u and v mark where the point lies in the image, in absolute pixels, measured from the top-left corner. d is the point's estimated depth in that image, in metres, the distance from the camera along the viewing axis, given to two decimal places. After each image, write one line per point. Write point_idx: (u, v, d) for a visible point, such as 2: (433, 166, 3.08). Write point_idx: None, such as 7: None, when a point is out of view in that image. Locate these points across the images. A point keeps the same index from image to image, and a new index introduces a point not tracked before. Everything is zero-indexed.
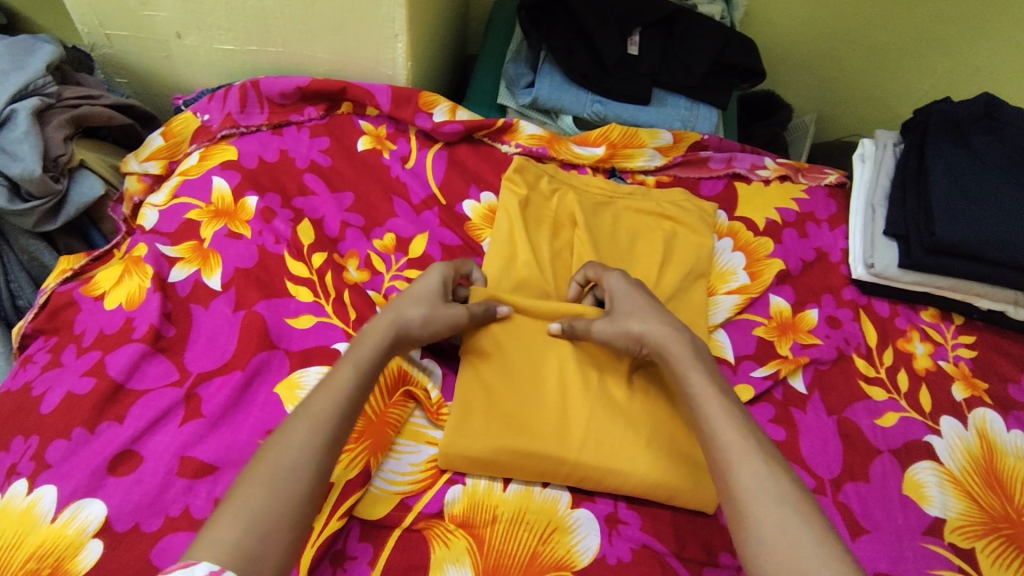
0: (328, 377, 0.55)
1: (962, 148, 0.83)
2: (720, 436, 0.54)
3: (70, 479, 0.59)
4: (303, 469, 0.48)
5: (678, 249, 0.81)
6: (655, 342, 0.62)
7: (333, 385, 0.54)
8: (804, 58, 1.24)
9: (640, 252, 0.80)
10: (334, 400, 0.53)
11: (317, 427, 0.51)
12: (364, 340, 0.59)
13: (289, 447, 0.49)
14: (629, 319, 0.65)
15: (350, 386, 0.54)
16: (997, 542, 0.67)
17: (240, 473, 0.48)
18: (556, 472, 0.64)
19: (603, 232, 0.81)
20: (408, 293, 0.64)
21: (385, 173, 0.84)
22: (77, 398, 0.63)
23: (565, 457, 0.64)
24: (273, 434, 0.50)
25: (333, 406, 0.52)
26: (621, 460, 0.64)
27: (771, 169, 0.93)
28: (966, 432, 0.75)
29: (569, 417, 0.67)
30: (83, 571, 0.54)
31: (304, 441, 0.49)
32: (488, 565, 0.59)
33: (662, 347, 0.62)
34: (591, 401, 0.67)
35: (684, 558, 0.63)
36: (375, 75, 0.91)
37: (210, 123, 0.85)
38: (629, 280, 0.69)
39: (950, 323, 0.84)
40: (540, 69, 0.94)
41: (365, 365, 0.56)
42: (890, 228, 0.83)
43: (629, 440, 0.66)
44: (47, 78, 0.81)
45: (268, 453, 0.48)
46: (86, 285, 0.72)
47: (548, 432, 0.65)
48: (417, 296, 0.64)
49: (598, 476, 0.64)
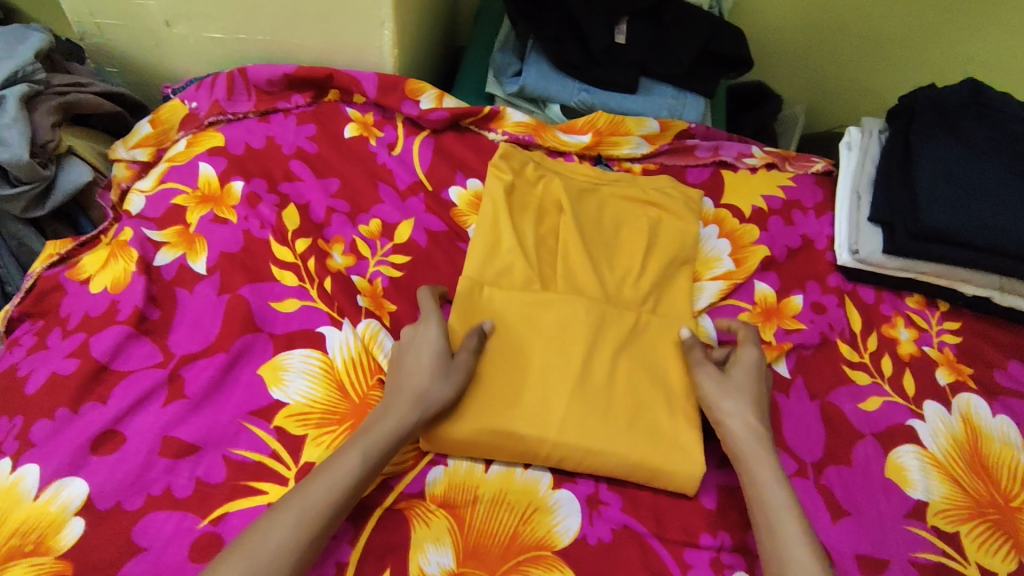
0: (332, 459, 0.55)
1: (948, 134, 0.83)
2: (785, 545, 0.55)
3: (53, 457, 0.59)
4: (280, 565, 0.49)
5: (660, 236, 0.81)
6: (737, 427, 0.63)
7: (332, 474, 0.54)
8: (794, 49, 1.24)
9: (623, 238, 0.81)
10: (327, 493, 0.53)
11: (304, 518, 0.51)
12: (381, 420, 0.59)
13: (271, 539, 0.50)
14: (728, 392, 0.65)
15: (350, 476, 0.54)
16: (979, 525, 0.67)
17: (220, 553, 0.49)
18: (537, 451, 0.64)
19: (588, 218, 0.81)
20: (419, 360, 0.63)
21: (371, 159, 0.84)
22: (61, 379, 0.64)
23: (546, 439, 0.64)
24: (256, 522, 0.51)
25: (325, 496, 0.53)
26: (602, 443, 0.64)
27: (758, 157, 0.94)
28: (950, 417, 0.75)
29: (550, 397, 0.66)
30: (65, 548, 0.55)
31: (288, 534, 0.50)
32: (468, 545, 0.60)
33: (741, 437, 0.63)
34: (571, 385, 0.67)
35: (665, 540, 0.63)
36: (363, 64, 0.91)
37: (197, 111, 0.85)
38: (761, 362, 0.68)
39: (935, 309, 0.84)
40: (527, 57, 0.94)
41: (375, 453, 0.57)
42: (874, 214, 0.83)
43: (609, 424, 0.66)
44: (36, 65, 0.82)
45: (252, 537, 0.50)
46: (73, 269, 0.73)
47: (527, 414, 0.65)
48: (438, 368, 0.63)
49: (580, 456, 0.64)
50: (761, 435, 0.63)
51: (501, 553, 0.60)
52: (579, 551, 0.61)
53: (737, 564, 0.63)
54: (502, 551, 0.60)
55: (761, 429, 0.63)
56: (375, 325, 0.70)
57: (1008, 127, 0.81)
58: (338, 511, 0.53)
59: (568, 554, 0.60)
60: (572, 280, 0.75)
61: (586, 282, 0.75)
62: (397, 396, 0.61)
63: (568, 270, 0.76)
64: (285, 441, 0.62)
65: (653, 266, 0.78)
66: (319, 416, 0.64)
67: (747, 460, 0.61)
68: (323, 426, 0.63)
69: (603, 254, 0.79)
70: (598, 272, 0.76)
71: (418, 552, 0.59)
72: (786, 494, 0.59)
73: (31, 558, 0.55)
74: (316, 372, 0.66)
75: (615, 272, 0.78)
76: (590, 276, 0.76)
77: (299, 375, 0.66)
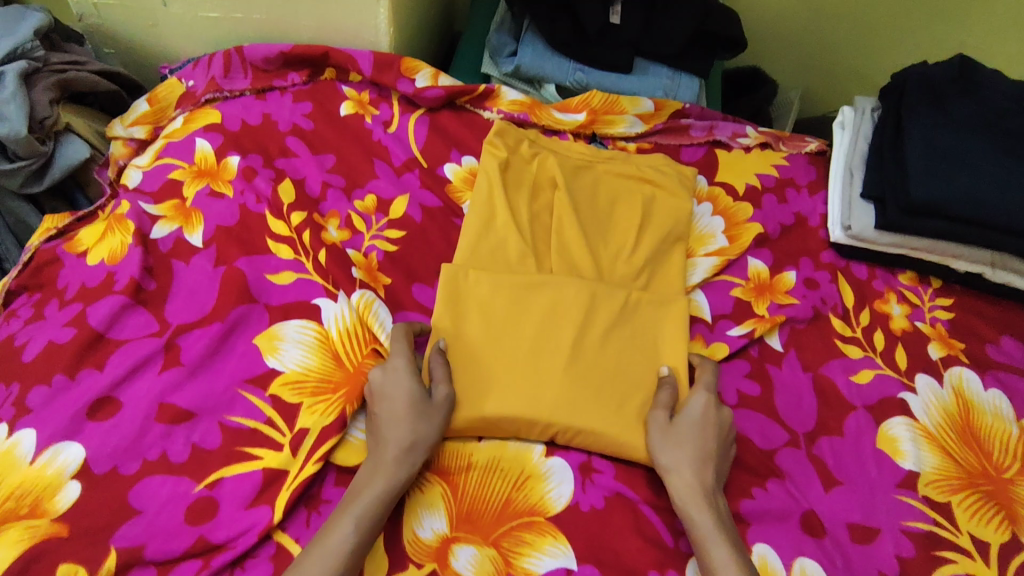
0: (323, 536, 0.53)
1: (938, 111, 0.84)
2: None
3: (50, 423, 0.60)
4: None
5: (653, 212, 0.81)
6: (678, 486, 0.60)
7: (324, 549, 0.52)
8: (790, 33, 1.24)
9: (617, 215, 0.81)
10: (320, 570, 0.51)
11: None
12: (369, 485, 0.56)
13: None
14: (676, 448, 0.62)
15: (345, 548, 0.52)
16: (970, 496, 0.68)
17: None
18: (526, 428, 0.64)
19: (583, 195, 0.81)
20: (396, 407, 0.60)
21: (367, 136, 0.85)
22: (58, 347, 0.64)
23: (539, 417, 0.63)
24: None
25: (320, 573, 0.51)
26: (592, 417, 0.64)
27: (753, 137, 0.94)
28: (942, 390, 0.75)
29: (540, 377, 0.66)
30: (61, 511, 0.56)
31: None
32: (462, 510, 0.61)
33: (683, 495, 0.60)
34: (563, 363, 0.66)
35: (657, 507, 0.64)
36: (359, 43, 0.92)
37: (194, 89, 0.86)
38: (716, 408, 0.64)
39: (927, 286, 0.85)
40: (522, 38, 0.94)
41: (367, 520, 0.54)
42: (866, 191, 0.83)
43: (600, 401, 0.65)
44: (35, 43, 0.82)
45: None
46: (70, 242, 0.74)
47: (522, 389, 0.65)
48: (415, 411, 0.60)
49: (570, 433, 0.64)
50: (705, 490, 0.60)
51: (495, 518, 0.60)
52: (572, 518, 0.61)
53: None
54: (496, 516, 0.61)
55: (707, 486, 0.60)
56: (369, 295, 0.70)
57: (995, 103, 0.83)
58: None
59: (561, 520, 0.61)
60: (567, 254, 0.76)
61: (580, 256, 0.76)
62: (383, 453, 0.58)
63: (563, 245, 0.77)
64: (280, 409, 0.63)
65: (646, 245, 0.78)
66: (315, 383, 0.64)
67: (691, 517, 0.59)
68: (318, 394, 0.64)
69: (594, 234, 0.79)
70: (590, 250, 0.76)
71: (412, 516, 0.60)
72: (733, 557, 0.56)
73: (27, 521, 0.55)
74: (312, 341, 0.66)
75: (609, 250, 0.78)
76: (584, 251, 0.76)
77: (294, 345, 0.66)
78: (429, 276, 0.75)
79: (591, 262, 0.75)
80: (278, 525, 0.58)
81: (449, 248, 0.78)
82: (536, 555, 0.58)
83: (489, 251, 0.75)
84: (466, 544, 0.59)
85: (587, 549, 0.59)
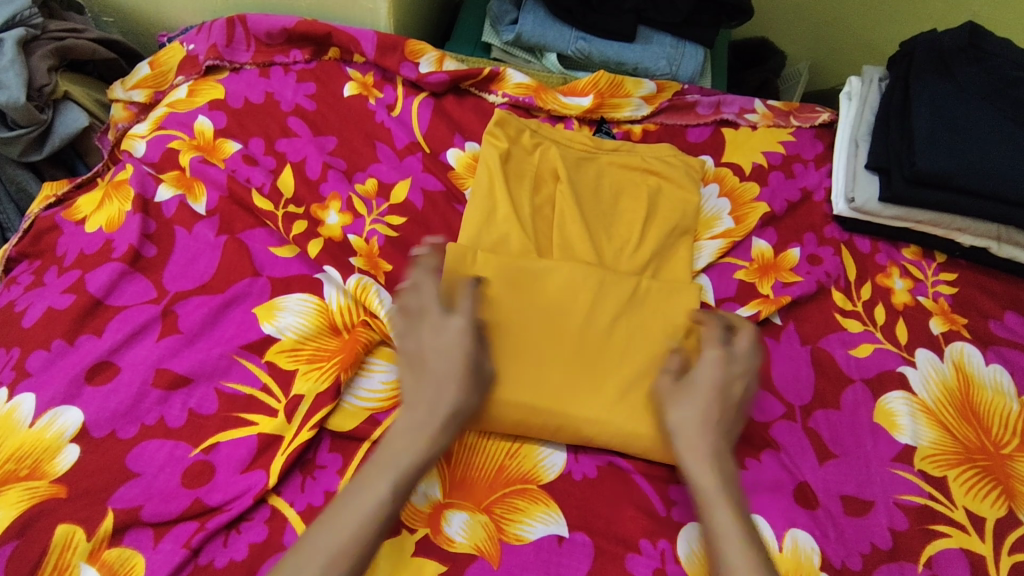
0: (350, 487, 0.52)
1: (947, 79, 0.82)
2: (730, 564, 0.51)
3: (49, 387, 0.61)
4: None
5: (660, 205, 0.78)
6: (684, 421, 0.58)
7: (353, 502, 0.51)
8: (801, 3, 1.21)
9: (623, 207, 0.78)
10: (352, 524, 0.50)
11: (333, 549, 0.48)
12: (403, 439, 0.54)
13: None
14: (695, 392, 0.59)
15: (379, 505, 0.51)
16: (967, 470, 0.67)
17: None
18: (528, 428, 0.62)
19: (586, 188, 0.78)
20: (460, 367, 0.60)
21: (363, 104, 0.83)
22: (57, 313, 0.65)
23: (550, 418, 0.62)
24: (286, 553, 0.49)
25: (351, 522, 0.50)
26: (599, 417, 0.62)
27: (760, 113, 0.91)
28: (942, 364, 0.74)
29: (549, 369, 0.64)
30: (60, 473, 0.57)
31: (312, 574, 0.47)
32: (455, 477, 0.61)
33: (691, 429, 0.57)
34: (568, 354, 0.65)
35: (651, 477, 0.64)
36: (357, 10, 0.90)
37: (195, 54, 0.85)
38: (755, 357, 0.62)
39: (932, 260, 0.83)
40: (523, 5, 0.93)
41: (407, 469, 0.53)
42: (871, 161, 0.82)
43: (604, 398, 0.63)
44: (33, 10, 0.82)
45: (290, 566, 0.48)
46: (69, 210, 0.74)
47: (526, 382, 0.63)
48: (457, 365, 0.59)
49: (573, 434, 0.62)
50: (716, 448, 0.57)
51: (488, 485, 0.61)
52: (565, 486, 0.62)
53: None
54: (489, 482, 0.61)
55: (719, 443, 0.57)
56: (367, 279, 0.68)
57: (1006, 72, 0.81)
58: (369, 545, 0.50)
59: (553, 489, 0.61)
60: (567, 246, 0.73)
61: (583, 250, 0.73)
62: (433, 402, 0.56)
63: (566, 239, 0.74)
64: (275, 375, 0.63)
65: (650, 239, 0.75)
66: (311, 351, 0.64)
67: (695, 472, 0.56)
68: (313, 361, 0.64)
69: (593, 231, 0.75)
70: (589, 241, 0.73)
71: None
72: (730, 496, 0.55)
73: (27, 482, 0.56)
74: (310, 311, 0.66)
75: (614, 244, 0.75)
76: (585, 244, 0.73)
77: (292, 314, 0.66)
78: (423, 244, 0.74)
79: (593, 255, 0.72)
80: (273, 489, 0.58)
81: (445, 218, 0.76)
82: (529, 522, 0.59)
83: (489, 240, 0.72)
84: (459, 510, 0.59)
85: (578, 516, 0.60)
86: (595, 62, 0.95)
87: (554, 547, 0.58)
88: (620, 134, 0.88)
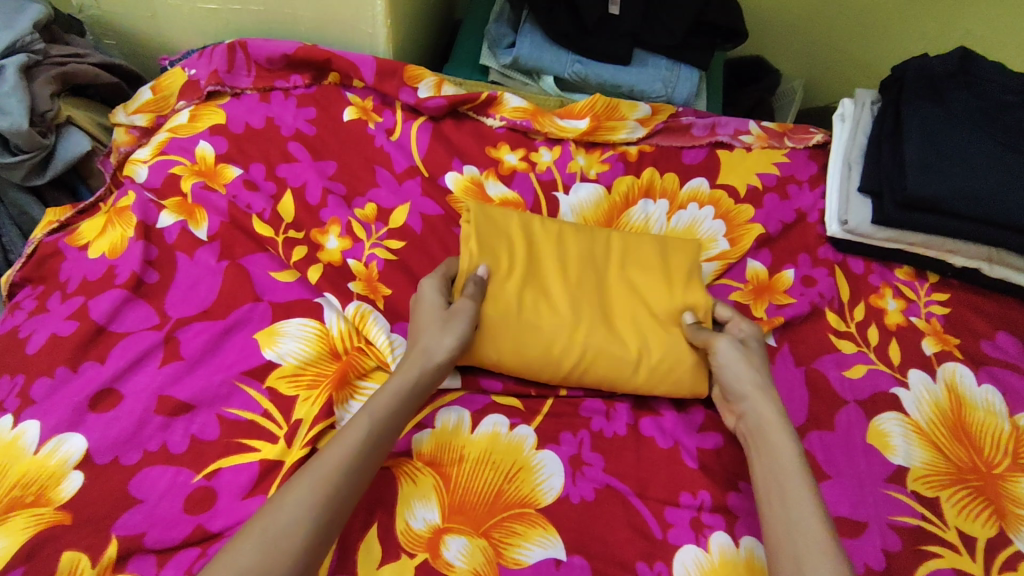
0: (340, 432, 0.55)
1: (938, 105, 0.83)
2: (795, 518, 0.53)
3: (52, 414, 0.62)
4: (298, 528, 0.48)
5: (674, 263, 0.76)
6: (755, 391, 0.62)
7: (342, 442, 0.54)
8: (794, 22, 1.22)
9: (637, 270, 0.75)
10: (337, 462, 0.52)
11: (316, 490, 0.50)
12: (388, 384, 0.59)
13: (282, 511, 0.49)
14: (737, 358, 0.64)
15: (357, 443, 0.54)
16: (961, 491, 0.68)
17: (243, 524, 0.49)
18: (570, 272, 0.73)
19: (570, 296, 0.71)
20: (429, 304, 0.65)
21: (361, 128, 0.84)
22: (60, 340, 0.66)
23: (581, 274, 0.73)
24: (269, 499, 0.50)
25: (336, 466, 0.52)
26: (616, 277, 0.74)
27: (755, 134, 0.92)
28: (935, 385, 0.75)
29: (578, 325, 0.69)
30: (63, 500, 0.57)
31: (296, 508, 0.49)
32: (454, 502, 0.62)
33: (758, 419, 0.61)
34: (595, 343, 0.68)
35: (647, 499, 0.64)
36: (357, 35, 0.91)
37: (196, 79, 0.86)
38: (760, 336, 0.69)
39: (924, 280, 0.84)
40: (520, 29, 0.95)
41: (381, 416, 0.56)
42: (864, 184, 0.84)
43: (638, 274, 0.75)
44: (34, 36, 0.83)
45: (269, 509, 0.49)
46: (72, 236, 0.75)
47: (549, 261, 0.73)
48: (442, 323, 0.63)
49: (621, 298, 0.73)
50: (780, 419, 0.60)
51: (486, 509, 0.62)
52: (563, 510, 0.62)
53: (717, 523, 0.63)
54: (487, 507, 0.62)
55: (794, 461, 0.56)
56: (366, 307, 0.69)
57: (998, 98, 0.82)
58: (350, 485, 0.52)
59: (551, 513, 0.62)
60: (579, 300, 0.71)
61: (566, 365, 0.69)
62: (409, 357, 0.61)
63: (581, 306, 0.71)
64: (276, 402, 0.64)
65: (669, 317, 0.72)
66: (311, 376, 0.65)
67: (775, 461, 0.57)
68: (313, 386, 0.65)
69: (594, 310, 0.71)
70: (604, 314, 0.71)
71: (405, 508, 0.61)
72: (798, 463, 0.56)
73: (32, 509, 0.57)
74: (311, 336, 0.67)
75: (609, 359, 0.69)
76: (596, 317, 0.70)
77: (293, 339, 0.67)
78: (422, 268, 0.75)
79: (601, 320, 0.71)
80: None
81: (444, 242, 0.77)
82: (527, 546, 0.60)
83: (506, 279, 0.70)
84: (458, 535, 0.60)
85: (576, 539, 0.61)
86: (592, 85, 0.96)
87: (552, 570, 0.58)
88: (616, 155, 0.88)
